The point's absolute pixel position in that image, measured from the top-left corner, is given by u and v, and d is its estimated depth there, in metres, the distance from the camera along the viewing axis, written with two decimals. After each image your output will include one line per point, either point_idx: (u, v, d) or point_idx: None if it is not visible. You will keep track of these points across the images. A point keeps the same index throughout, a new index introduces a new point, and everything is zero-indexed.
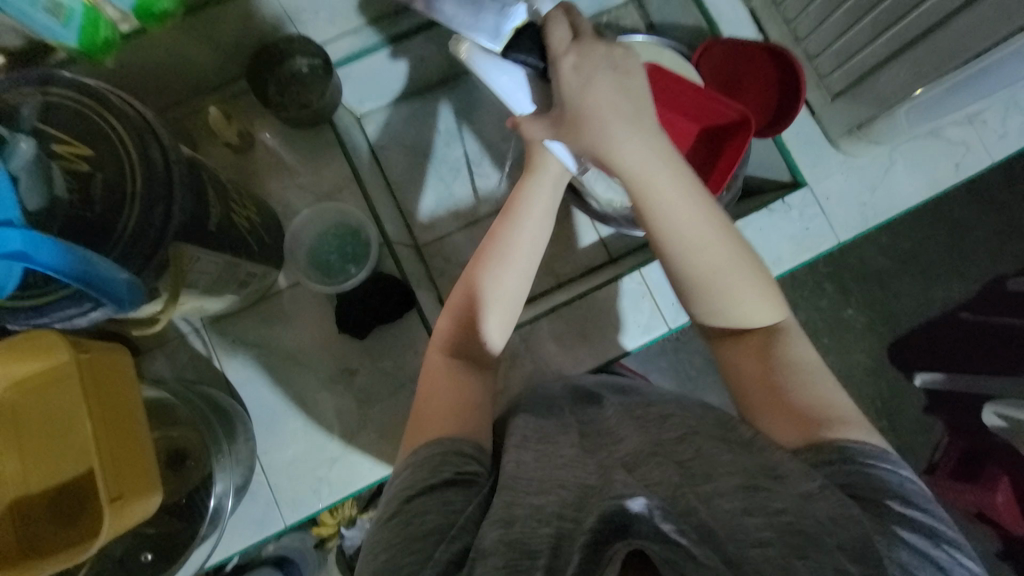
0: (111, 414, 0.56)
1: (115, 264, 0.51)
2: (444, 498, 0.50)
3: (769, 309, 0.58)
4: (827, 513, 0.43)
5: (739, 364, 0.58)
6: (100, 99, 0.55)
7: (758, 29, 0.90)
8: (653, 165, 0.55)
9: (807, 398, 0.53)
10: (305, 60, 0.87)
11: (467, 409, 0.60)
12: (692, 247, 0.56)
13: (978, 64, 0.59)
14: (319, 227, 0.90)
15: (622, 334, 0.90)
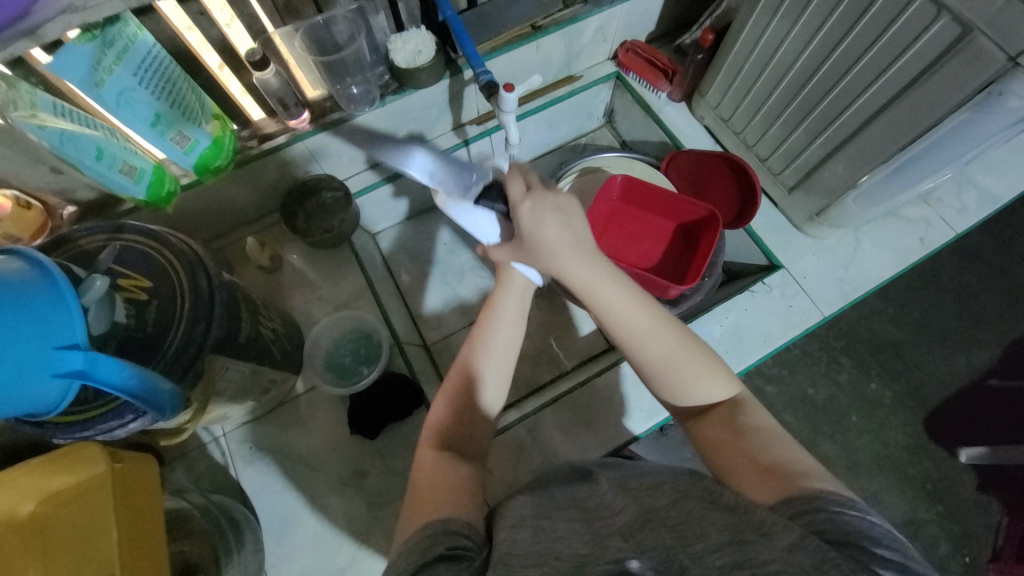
0: (133, 523, 0.60)
1: (161, 375, 0.57)
2: (438, 572, 0.49)
3: (723, 386, 0.67)
4: (812, 562, 0.43)
5: (709, 436, 0.65)
6: (162, 240, 0.66)
7: (714, 139, 1.12)
8: (603, 278, 0.69)
9: (772, 458, 0.59)
10: (330, 192, 1.01)
11: (461, 490, 0.63)
12: (645, 338, 0.67)
13: (906, 153, 0.77)
14: (336, 334, 0.99)
15: (627, 418, 0.90)
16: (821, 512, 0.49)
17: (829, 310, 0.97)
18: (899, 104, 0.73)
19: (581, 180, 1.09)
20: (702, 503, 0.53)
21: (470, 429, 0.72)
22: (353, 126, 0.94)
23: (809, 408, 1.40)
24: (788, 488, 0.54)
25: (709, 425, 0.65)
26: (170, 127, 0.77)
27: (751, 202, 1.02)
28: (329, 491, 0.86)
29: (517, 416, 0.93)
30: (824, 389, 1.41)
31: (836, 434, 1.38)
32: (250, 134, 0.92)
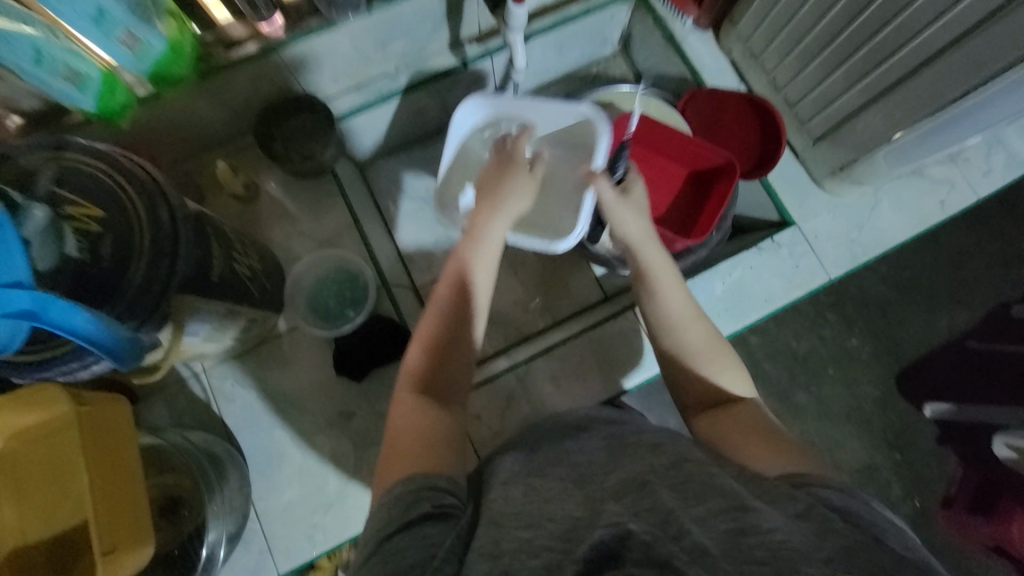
0: (106, 468, 0.58)
1: (120, 323, 0.51)
2: (424, 534, 0.51)
3: (744, 383, 0.69)
4: (815, 532, 0.44)
5: (722, 423, 0.64)
6: (114, 163, 0.57)
7: (739, 77, 1.01)
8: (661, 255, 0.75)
9: (783, 448, 0.59)
10: (310, 115, 0.91)
11: (437, 441, 0.62)
12: (686, 315, 0.71)
13: (953, 110, 0.70)
14: (319, 273, 0.93)
15: (626, 378, 0.89)
16: (828, 485, 0.51)
17: (835, 273, 0.94)
18: (953, 56, 0.65)
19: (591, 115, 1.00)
20: (702, 467, 0.52)
21: (447, 376, 0.68)
22: (336, 36, 0.81)
23: (790, 360, 1.34)
24: (797, 465, 0.55)
25: (725, 415, 0.65)
26: (117, 26, 0.66)
27: (772, 153, 0.95)
28: (315, 432, 0.86)
29: (508, 364, 0.91)
30: (806, 340, 1.34)
31: (812, 384, 1.33)
32: (213, 39, 0.78)
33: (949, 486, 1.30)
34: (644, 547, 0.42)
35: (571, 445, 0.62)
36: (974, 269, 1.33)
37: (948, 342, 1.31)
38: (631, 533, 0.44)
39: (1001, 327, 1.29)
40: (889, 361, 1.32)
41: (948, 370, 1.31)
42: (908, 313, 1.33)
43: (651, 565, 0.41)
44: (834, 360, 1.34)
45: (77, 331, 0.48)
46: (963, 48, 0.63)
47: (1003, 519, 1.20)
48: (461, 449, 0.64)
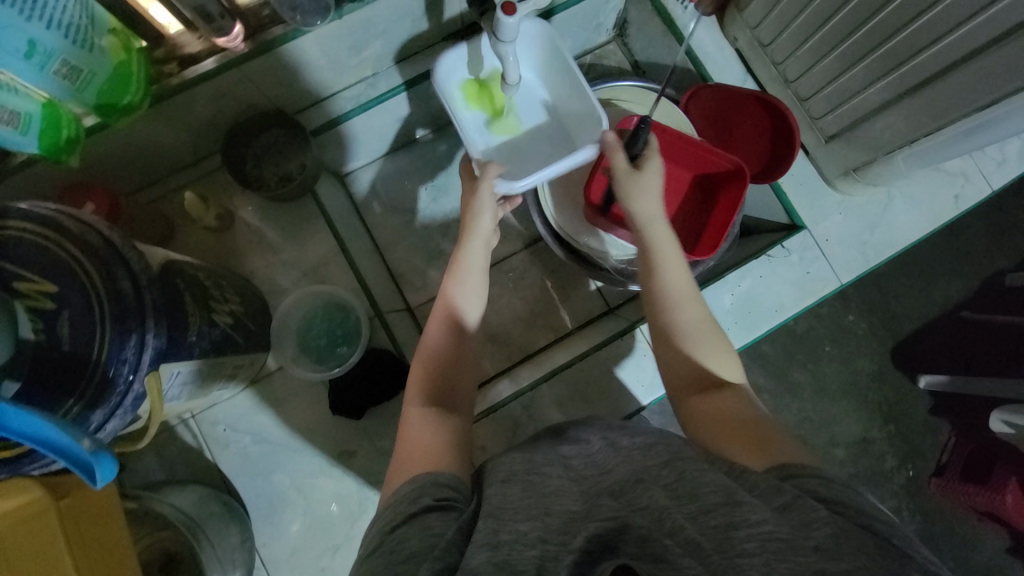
0: (100, 559, 0.55)
1: (77, 431, 0.45)
2: (426, 525, 0.46)
3: (733, 371, 0.64)
4: (800, 521, 0.39)
5: (705, 409, 0.59)
6: (62, 229, 0.50)
7: (746, 67, 0.94)
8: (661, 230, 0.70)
9: (770, 436, 0.53)
10: (277, 131, 0.85)
11: (443, 443, 0.58)
12: (682, 295, 0.66)
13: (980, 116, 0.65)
14: (307, 307, 0.88)
15: (620, 365, 0.87)
16: (812, 474, 0.46)
17: (847, 278, 0.90)
18: (987, 58, 0.60)
19: None
20: (694, 463, 0.47)
21: (451, 379, 0.65)
22: (307, 47, 0.72)
23: (786, 337, 1.24)
24: (777, 455, 0.50)
25: (709, 401, 0.60)
26: (51, 57, 0.56)
27: (785, 154, 0.89)
28: (316, 473, 0.82)
29: (512, 391, 0.88)
30: (804, 318, 1.23)
31: (809, 362, 1.24)
32: (166, 55, 0.69)
33: (941, 454, 1.24)
34: (639, 540, 0.41)
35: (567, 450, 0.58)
36: (973, 238, 1.24)
37: (942, 314, 1.23)
38: (627, 526, 0.43)
39: (999, 294, 1.22)
40: (884, 336, 1.24)
41: (948, 342, 1.23)
42: (903, 285, 1.24)
43: (647, 560, 0.40)
44: (830, 336, 1.24)
45: (64, 448, 0.43)
46: (998, 52, 0.58)
47: (995, 488, 1.13)
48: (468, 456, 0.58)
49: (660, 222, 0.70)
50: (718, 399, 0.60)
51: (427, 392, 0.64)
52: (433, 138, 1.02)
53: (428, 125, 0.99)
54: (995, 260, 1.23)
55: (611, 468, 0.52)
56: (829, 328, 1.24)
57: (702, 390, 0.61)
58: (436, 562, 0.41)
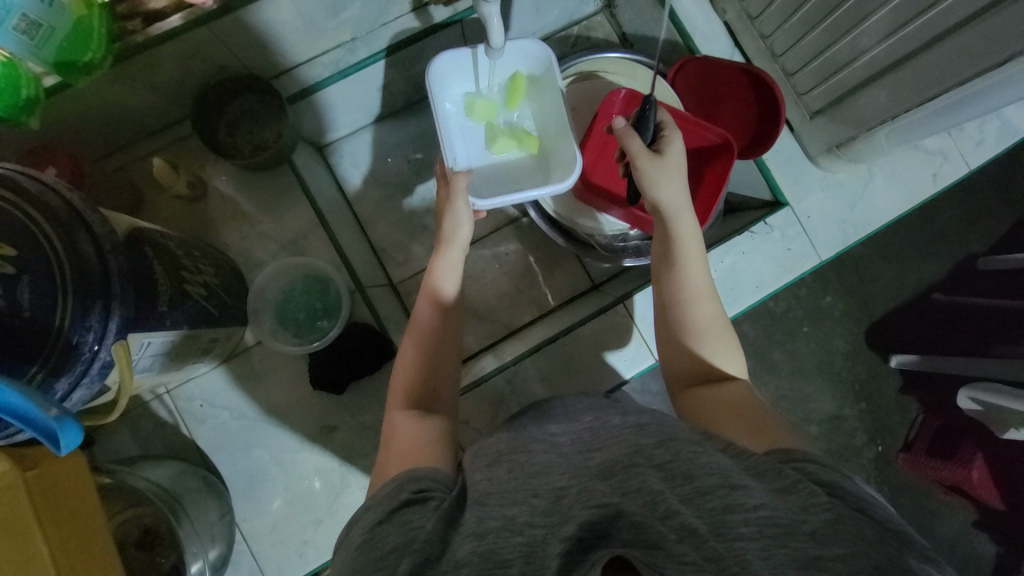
0: (71, 526, 0.54)
1: (43, 398, 0.43)
2: (404, 521, 0.46)
3: (739, 368, 0.65)
4: (799, 504, 0.41)
5: (705, 398, 0.60)
6: (20, 189, 0.48)
7: (733, 42, 0.95)
8: (686, 223, 0.69)
9: (777, 421, 0.55)
10: (254, 96, 0.82)
11: (427, 442, 0.58)
12: (698, 289, 0.66)
13: (960, 92, 0.65)
14: (285, 281, 0.86)
15: (611, 351, 0.88)
16: (811, 460, 0.47)
17: (826, 255, 0.91)
18: (967, 32, 0.60)
19: (576, 87, 0.92)
20: (689, 444, 0.47)
21: (434, 380, 0.65)
22: (277, 14, 0.68)
23: (765, 318, 1.26)
24: (777, 440, 0.51)
25: (712, 392, 0.61)
26: (9, 12, 0.54)
27: (770, 128, 0.88)
28: (298, 448, 0.81)
29: (496, 365, 0.89)
30: (783, 300, 1.25)
31: (788, 342, 1.26)
32: (129, 11, 0.64)
33: (910, 431, 1.29)
34: (634, 528, 0.40)
35: (552, 428, 0.59)
36: (947, 222, 1.26)
37: (915, 297, 1.27)
38: (621, 513, 0.42)
39: (968, 278, 1.26)
40: (860, 317, 1.27)
41: (920, 323, 1.27)
42: (879, 270, 1.27)
43: (640, 546, 0.39)
44: (808, 316, 1.26)
45: (29, 415, 0.41)
46: (980, 26, 0.58)
47: (962, 463, 1.18)
48: (452, 449, 0.59)
49: (683, 214, 0.69)
50: (724, 389, 0.61)
51: (412, 392, 0.64)
52: (417, 109, 0.99)
53: (411, 95, 0.96)
54: (968, 244, 1.27)
55: (601, 446, 0.52)
56: (807, 310, 1.26)
57: (706, 382, 0.62)
58: (416, 555, 0.42)
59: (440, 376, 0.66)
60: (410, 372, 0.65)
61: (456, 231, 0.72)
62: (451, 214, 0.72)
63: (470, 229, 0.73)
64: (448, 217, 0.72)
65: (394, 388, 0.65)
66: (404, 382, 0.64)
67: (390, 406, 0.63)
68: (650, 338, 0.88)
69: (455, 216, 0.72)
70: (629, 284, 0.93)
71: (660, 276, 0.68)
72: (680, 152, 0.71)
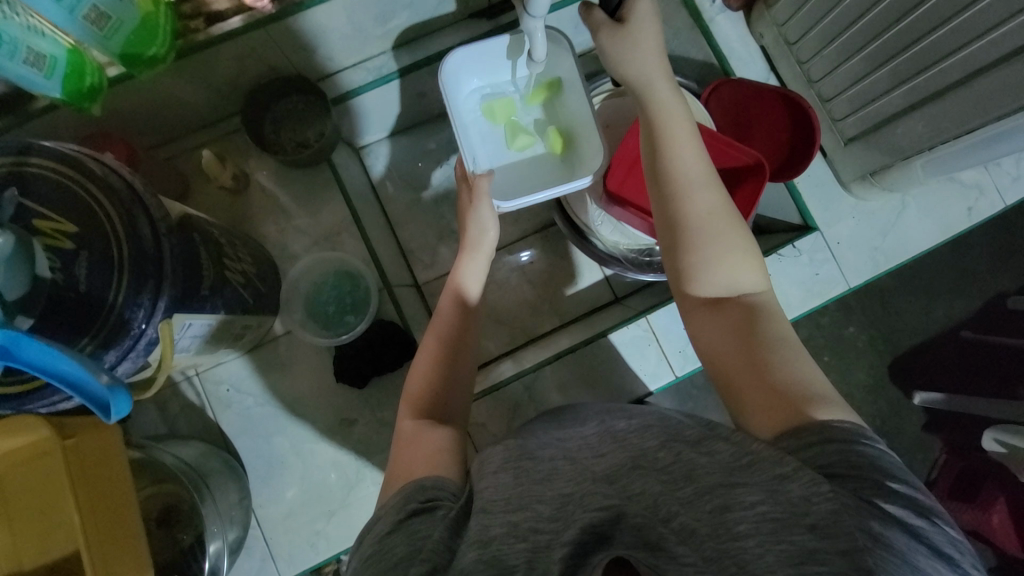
0: (99, 501, 0.56)
1: (96, 365, 0.45)
2: (412, 530, 0.46)
3: (752, 278, 0.59)
4: (800, 495, 0.40)
5: (715, 338, 0.58)
6: (84, 168, 0.51)
7: (768, 65, 0.96)
8: (671, 114, 0.62)
9: (792, 374, 0.52)
10: (300, 96, 0.86)
11: (438, 452, 0.57)
12: (692, 188, 0.61)
13: (995, 127, 0.66)
14: (316, 275, 0.88)
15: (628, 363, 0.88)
16: (822, 436, 0.45)
17: (855, 281, 0.90)
18: (1008, 68, 0.60)
19: (608, 103, 0.94)
20: (693, 441, 0.48)
21: (447, 390, 0.66)
22: (331, 16, 0.71)
23: None
24: (795, 413, 0.49)
25: (723, 317, 0.58)
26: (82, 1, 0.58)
27: (803, 154, 0.87)
28: (316, 438, 0.83)
29: (514, 371, 0.90)
30: (803, 327, 1.22)
31: None
32: (193, 11, 0.68)
33: (931, 470, 1.24)
34: (635, 529, 0.43)
35: (562, 434, 0.57)
36: (978, 258, 1.23)
37: (942, 332, 1.24)
38: (622, 515, 0.44)
39: (1000, 317, 1.22)
40: (884, 350, 1.24)
41: (946, 360, 1.23)
42: (906, 304, 1.24)
43: (641, 546, 0.42)
44: (827, 345, 1.23)
45: (79, 382, 0.43)
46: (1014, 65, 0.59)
47: (983, 507, 1.17)
48: (464, 460, 0.58)
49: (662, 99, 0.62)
50: (732, 310, 0.58)
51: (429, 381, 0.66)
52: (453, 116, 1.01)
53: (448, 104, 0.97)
54: (998, 283, 1.23)
55: (606, 453, 0.51)
56: (828, 338, 1.22)
57: (712, 305, 0.59)
58: (423, 565, 0.43)
59: (452, 373, 0.67)
60: (424, 365, 0.67)
61: (482, 235, 0.73)
62: (475, 218, 0.74)
63: (496, 233, 0.75)
64: (472, 221, 0.74)
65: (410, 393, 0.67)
66: (422, 385, 0.66)
67: (399, 412, 0.64)
68: (672, 356, 0.89)
69: (480, 221, 0.73)
70: (651, 301, 0.93)
71: (652, 176, 0.63)
72: (652, 19, 0.62)
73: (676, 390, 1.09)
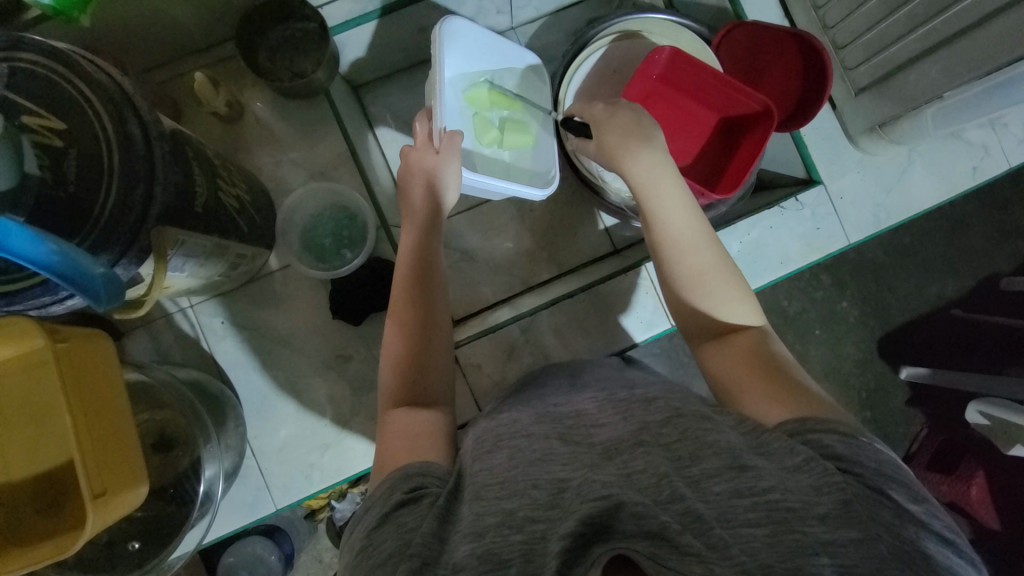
0: (95, 410, 0.56)
1: (93, 258, 0.45)
2: (400, 521, 0.46)
3: (748, 312, 0.61)
4: (811, 484, 0.42)
5: (720, 360, 0.59)
6: (75, 65, 0.49)
7: (783, 11, 0.93)
8: (665, 183, 0.66)
9: (799, 388, 0.53)
10: (298, 23, 0.83)
11: (426, 435, 0.58)
12: (686, 247, 0.63)
13: (999, 75, 0.65)
14: (314, 206, 0.87)
15: (624, 314, 0.89)
16: (832, 429, 0.47)
17: (855, 238, 0.90)
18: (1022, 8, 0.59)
19: (617, 45, 0.91)
20: (696, 422, 0.49)
21: (424, 373, 0.64)
22: None
23: (779, 318, 1.24)
24: (799, 405, 0.51)
25: (734, 350, 0.58)
26: None
27: (812, 102, 0.85)
28: (311, 372, 0.83)
29: (512, 314, 0.90)
30: (798, 300, 1.23)
31: (798, 342, 1.24)
32: None
33: (911, 444, 1.26)
34: (635, 517, 0.39)
35: (557, 399, 0.61)
36: (974, 236, 1.23)
37: (936, 309, 1.24)
38: (621, 503, 0.41)
39: (993, 297, 1.23)
40: (875, 325, 1.24)
41: (938, 337, 1.24)
42: (901, 279, 1.23)
43: (641, 536, 0.38)
44: (820, 319, 1.24)
45: (73, 277, 0.43)
46: None
47: (962, 478, 1.17)
48: (450, 442, 0.59)
49: (658, 172, 0.66)
50: (737, 343, 0.59)
51: (409, 358, 0.64)
52: None
53: None
54: (993, 262, 1.23)
55: (606, 424, 0.54)
56: (820, 312, 1.24)
57: (718, 336, 0.60)
58: (413, 560, 0.42)
59: (431, 341, 0.66)
60: (404, 331, 0.65)
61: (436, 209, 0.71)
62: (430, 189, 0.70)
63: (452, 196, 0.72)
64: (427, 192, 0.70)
65: (391, 373, 0.64)
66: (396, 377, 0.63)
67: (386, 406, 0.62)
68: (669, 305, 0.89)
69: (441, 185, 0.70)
70: None
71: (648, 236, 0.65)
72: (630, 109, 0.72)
73: (669, 341, 1.09)
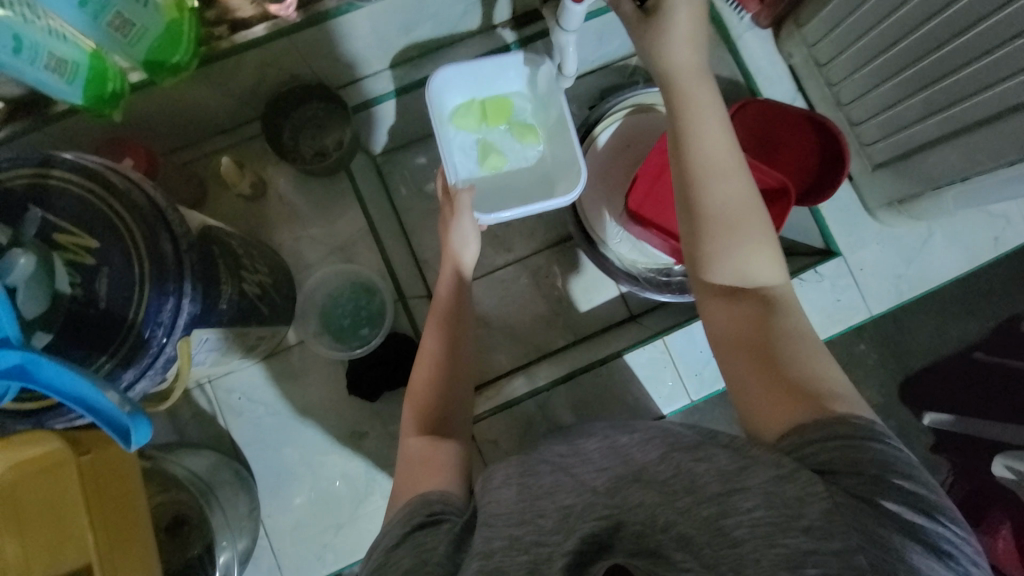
0: (113, 516, 0.56)
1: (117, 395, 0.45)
2: (418, 541, 0.45)
3: (769, 271, 0.56)
4: (794, 495, 0.38)
5: (723, 319, 0.54)
6: (110, 185, 0.50)
7: (797, 85, 0.94)
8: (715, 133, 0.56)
9: (805, 371, 0.48)
10: (322, 103, 0.85)
11: (440, 464, 0.55)
12: (721, 207, 0.55)
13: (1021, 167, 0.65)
14: (332, 283, 0.88)
15: (647, 386, 0.88)
16: (837, 439, 0.42)
17: (877, 309, 0.89)
18: None
19: (631, 120, 0.92)
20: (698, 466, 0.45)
21: (446, 406, 0.62)
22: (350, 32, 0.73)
23: None
24: (803, 401, 0.46)
25: (734, 304, 0.54)
26: (105, 8, 0.57)
27: (831, 179, 0.85)
28: (327, 449, 0.83)
29: (527, 389, 0.89)
30: None
31: None
32: (217, 18, 0.67)
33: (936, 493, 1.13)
34: (634, 536, 0.41)
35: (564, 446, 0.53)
36: None
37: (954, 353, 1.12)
38: (621, 524, 0.41)
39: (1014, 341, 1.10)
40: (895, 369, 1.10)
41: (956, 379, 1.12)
42: None
43: (641, 555, 0.40)
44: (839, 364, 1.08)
45: (97, 412, 0.43)
46: None
47: (986, 531, 1.06)
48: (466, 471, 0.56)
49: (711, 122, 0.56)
50: (747, 307, 0.54)
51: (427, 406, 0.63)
52: None
53: None
54: None
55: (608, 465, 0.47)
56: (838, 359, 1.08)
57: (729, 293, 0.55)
58: None
59: (450, 393, 0.64)
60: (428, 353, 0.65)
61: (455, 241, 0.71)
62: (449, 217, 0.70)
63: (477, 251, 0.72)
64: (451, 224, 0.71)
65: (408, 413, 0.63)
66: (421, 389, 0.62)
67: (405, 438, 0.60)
68: (688, 380, 0.88)
69: (461, 234, 0.71)
70: (671, 321, 0.92)
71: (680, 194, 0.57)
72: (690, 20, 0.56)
73: None
